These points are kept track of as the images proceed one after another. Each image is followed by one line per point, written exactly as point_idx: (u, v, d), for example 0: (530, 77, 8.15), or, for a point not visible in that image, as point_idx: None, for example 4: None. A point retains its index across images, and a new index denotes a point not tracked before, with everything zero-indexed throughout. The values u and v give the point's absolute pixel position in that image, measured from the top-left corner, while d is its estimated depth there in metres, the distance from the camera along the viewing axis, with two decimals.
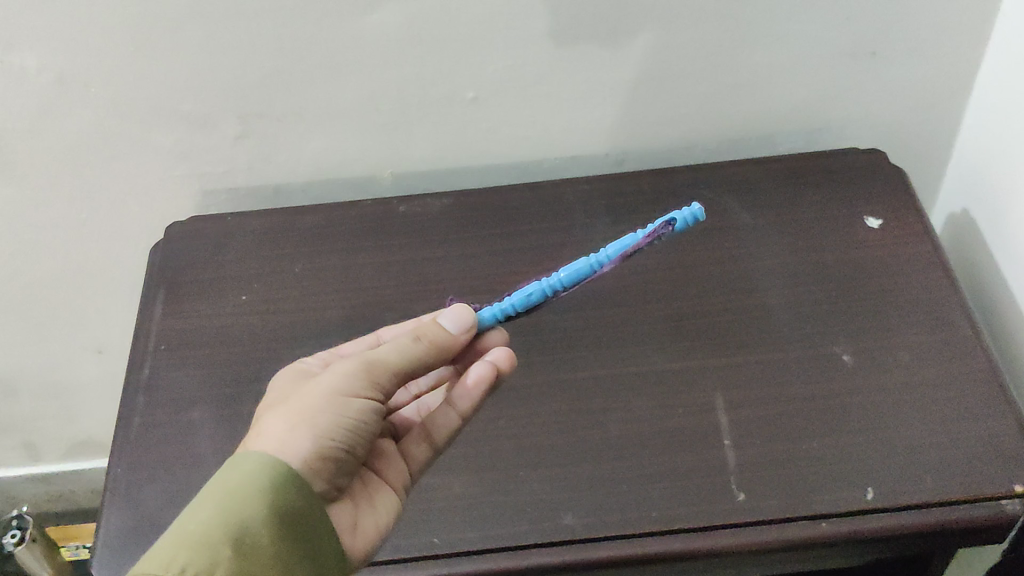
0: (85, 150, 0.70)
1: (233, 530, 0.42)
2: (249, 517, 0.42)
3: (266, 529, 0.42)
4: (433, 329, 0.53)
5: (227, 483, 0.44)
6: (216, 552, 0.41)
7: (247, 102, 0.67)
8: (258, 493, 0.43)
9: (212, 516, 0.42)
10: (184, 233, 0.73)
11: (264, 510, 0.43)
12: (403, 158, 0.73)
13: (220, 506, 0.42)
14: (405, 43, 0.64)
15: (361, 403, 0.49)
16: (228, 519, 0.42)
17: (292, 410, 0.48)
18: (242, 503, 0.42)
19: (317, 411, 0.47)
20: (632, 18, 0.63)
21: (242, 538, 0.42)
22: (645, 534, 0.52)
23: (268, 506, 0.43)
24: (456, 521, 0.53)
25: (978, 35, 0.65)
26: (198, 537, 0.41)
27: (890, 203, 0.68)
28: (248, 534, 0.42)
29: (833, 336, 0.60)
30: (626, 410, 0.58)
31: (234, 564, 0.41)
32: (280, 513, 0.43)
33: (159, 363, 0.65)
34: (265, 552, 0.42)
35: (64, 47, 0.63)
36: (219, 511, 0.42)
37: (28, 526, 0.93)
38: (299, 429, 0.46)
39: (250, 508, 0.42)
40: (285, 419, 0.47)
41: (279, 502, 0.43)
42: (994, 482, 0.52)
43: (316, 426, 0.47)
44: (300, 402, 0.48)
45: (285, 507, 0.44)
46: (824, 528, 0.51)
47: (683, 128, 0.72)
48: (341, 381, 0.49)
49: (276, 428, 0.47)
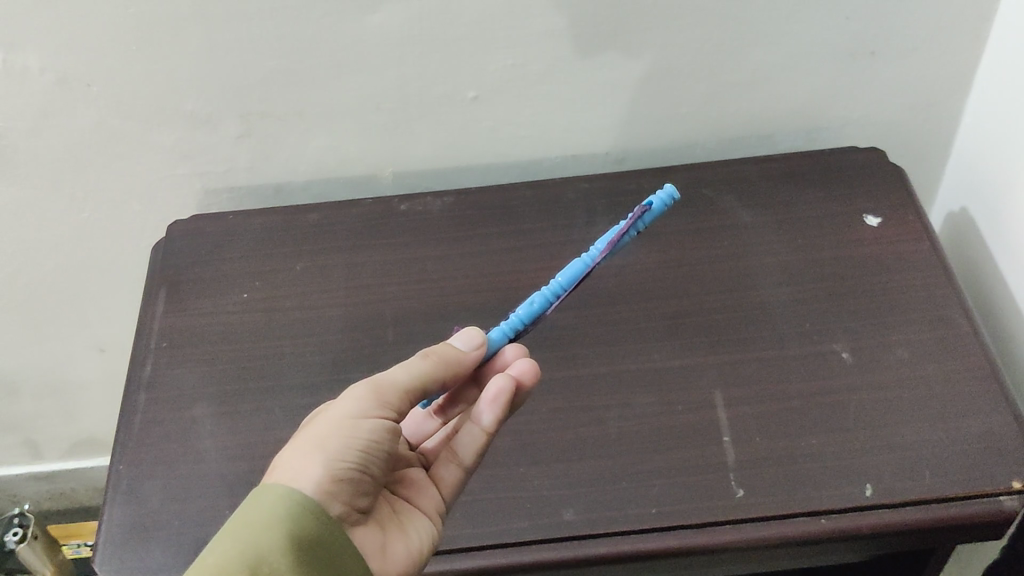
0: (86, 149, 0.70)
1: (250, 559, 0.41)
2: (265, 547, 0.41)
3: (283, 554, 0.41)
4: (445, 348, 0.50)
5: (246, 516, 0.43)
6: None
7: (249, 102, 0.68)
8: (277, 523, 0.42)
9: (229, 548, 0.41)
10: (184, 232, 0.73)
11: (281, 541, 0.41)
12: (404, 157, 0.73)
13: (238, 537, 0.42)
14: (408, 44, 0.64)
15: (373, 424, 0.47)
16: (244, 550, 0.41)
17: (305, 441, 0.46)
18: (259, 534, 0.42)
19: (328, 437, 0.45)
20: (634, 19, 0.64)
21: (260, 567, 0.41)
22: (647, 530, 0.52)
23: (285, 536, 0.42)
24: (459, 518, 0.54)
25: (972, 35, 0.66)
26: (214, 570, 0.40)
27: (889, 202, 0.69)
28: (265, 564, 0.41)
29: (833, 333, 0.61)
30: (630, 405, 0.58)
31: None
32: (299, 544, 0.42)
33: (161, 362, 0.65)
34: None
35: (65, 48, 0.63)
36: (237, 543, 0.41)
37: (30, 524, 0.94)
38: (311, 458, 0.45)
39: (267, 538, 0.41)
40: (299, 449, 0.45)
41: (298, 530, 0.42)
42: (993, 478, 0.52)
43: (327, 452, 0.45)
44: (313, 431, 0.46)
45: (304, 536, 0.42)
46: (822, 524, 0.51)
47: (681, 127, 0.73)
48: (351, 406, 0.47)
49: (290, 461, 0.45)
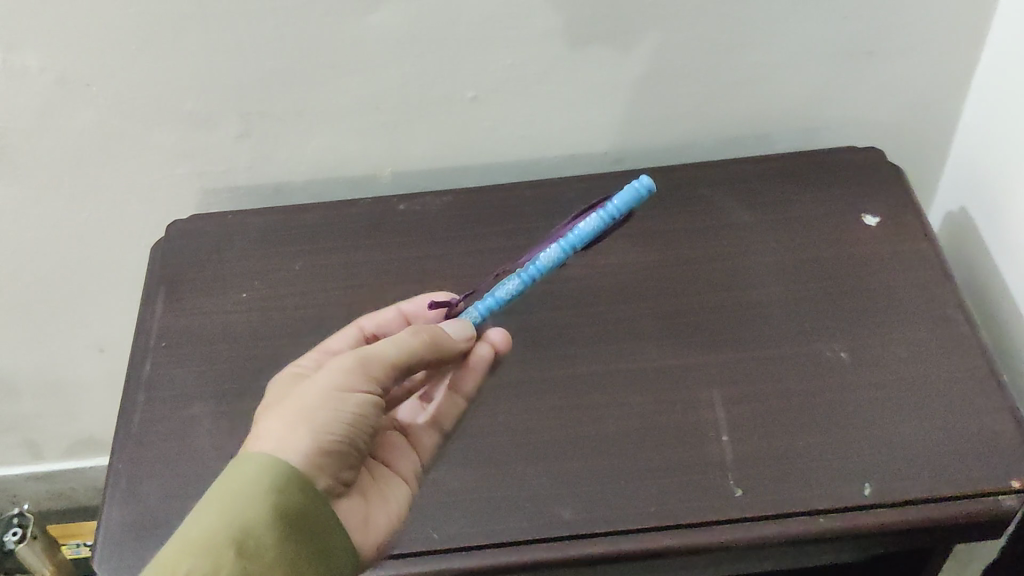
0: (85, 149, 0.70)
1: (236, 531, 0.44)
2: (250, 521, 0.44)
3: (267, 527, 0.44)
4: (431, 329, 0.54)
5: (229, 484, 0.46)
6: (218, 556, 0.43)
7: (249, 101, 0.68)
8: (264, 496, 0.45)
9: (213, 518, 0.44)
10: (184, 231, 0.73)
11: (264, 513, 0.44)
12: (404, 156, 0.73)
13: (221, 508, 0.44)
14: (407, 43, 0.64)
15: (359, 398, 0.50)
16: (229, 522, 0.44)
17: (291, 410, 0.49)
18: (243, 504, 0.44)
19: (315, 409, 0.49)
20: (633, 18, 0.64)
21: (245, 539, 0.44)
22: (646, 530, 0.52)
23: (268, 507, 0.45)
24: (457, 516, 0.54)
25: (972, 35, 0.66)
26: (200, 540, 0.43)
27: (887, 201, 0.69)
28: (249, 535, 0.44)
29: (832, 333, 0.61)
30: (629, 404, 0.58)
31: (236, 565, 0.43)
32: (282, 513, 0.45)
33: (160, 360, 0.65)
34: (267, 549, 0.44)
35: (65, 48, 0.63)
36: (221, 515, 0.44)
37: (30, 524, 0.94)
38: (298, 429, 0.48)
39: (251, 509, 0.44)
40: (285, 419, 0.48)
41: (282, 502, 0.45)
42: (991, 477, 0.52)
43: (314, 424, 0.48)
44: (300, 401, 0.49)
45: (286, 506, 0.45)
46: (821, 523, 0.52)
47: (680, 127, 0.73)
48: (339, 379, 0.50)
49: (276, 430, 0.48)
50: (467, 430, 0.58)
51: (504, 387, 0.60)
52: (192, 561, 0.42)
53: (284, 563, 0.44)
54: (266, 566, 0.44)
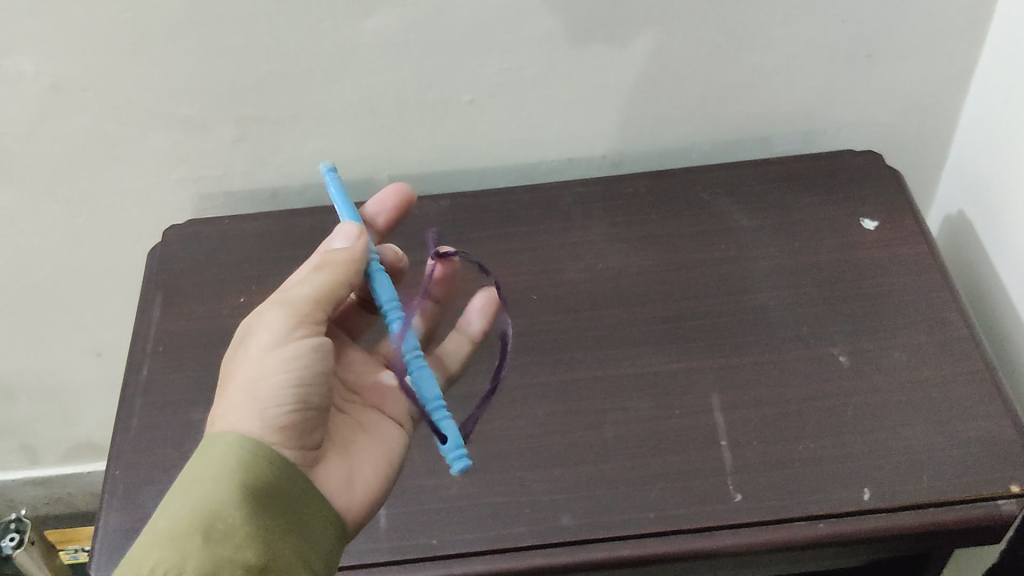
0: (82, 154, 0.70)
1: (203, 518, 0.44)
2: (216, 505, 0.44)
3: (235, 507, 0.45)
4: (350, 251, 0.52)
5: (195, 471, 0.46)
6: (186, 545, 0.43)
7: (245, 105, 0.67)
8: (227, 477, 0.45)
9: (180, 508, 0.44)
10: (182, 236, 0.73)
11: (230, 494, 0.45)
12: (402, 160, 0.73)
13: (187, 497, 0.45)
14: (404, 47, 0.64)
15: (297, 351, 0.49)
16: (195, 509, 0.44)
17: (238, 388, 0.49)
18: (209, 489, 0.45)
19: (257, 379, 0.48)
20: (630, 22, 0.64)
21: (213, 524, 0.44)
22: (644, 535, 0.52)
23: (236, 486, 0.45)
24: (456, 522, 0.54)
25: (971, 37, 0.66)
26: (167, 532, 0.43)
27: (887, 205, 0.69)
28: (217, 518, 0.44)
29: (832, 337, 0.61)
30: (628, 409, 0.58)
31: (206, 550, 0.43)
32: (251, 492, 0.46)
33: (157, 365, 0.65)
34: (237, 530, 0.44)
35: (61, 53, 0.62)
36: (186, 504, 0.44)
37: (28, 529, 0.94)
38: (248, 406, 0.48)
39: (217, 492, 0.45)
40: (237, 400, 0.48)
41: (248, 479, 0.46)
42: (991, 482, 0.52)
43: (263, 402, 0.48)
44: (244, 376, 0.49)
45: (256, 483, 0.46)
46: (820, 528, 0.51)
47: (679, 131, 0.73)
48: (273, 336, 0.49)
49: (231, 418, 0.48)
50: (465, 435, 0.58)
51: (503, 392, 0.60)
52: (160, 554, 0.42)
53: (257, 545, 0.44)
54: (238, 547, 0.44)
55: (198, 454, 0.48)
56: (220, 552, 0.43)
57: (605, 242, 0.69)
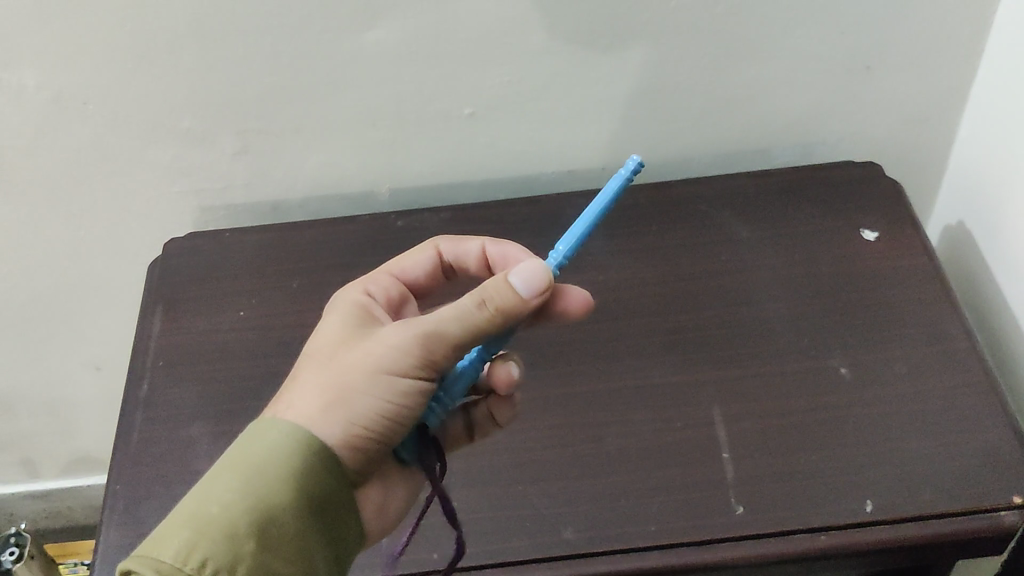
0: (83, 168, 0.70)
1: (260, 519, 0.45)
2: (275, 509, 0.45)
3: (292, 516, 0.46)
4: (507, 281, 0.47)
5: (252, 454, 0.47)
6: (238, 546, 0.44)
7: (246, 118, 0.67)
8: (292, 482, 0.46)
9: (235, 499, 0.45)
10: (182, 250, 0.73)
11: (289, 501, 0.46)
12: (403, 173, 0.73)
13: (243, 488, 0.45)
14: (404, 60, 0.64)
15: (409, 375, 0.48)
16: (252, 506, 0.45)
17: (323, 379, 0.48)
18: (268, 487, 0.45)
19: (356, 393, 0.48)
20: (629, 35, 0.64)
21: (269, 529, 0.45)
22: (645, 548, 0.52)
23: (294, 493, 0.46)
24: (458, 536, 0.54)
25: (970, 48, 0.66)
26: (224, 523, 0.44)
27: (886, 216, 0.69)
28: (272, 523, 0.45)
29: (833, 350, 0.61)
30: (629, 423, 0.58)
31: (257, 557, 0.44)
32: (306, 501, 0.47)
33: (158, 379, 0.65)
34: (287, 540, 0.46)
35: (62, 68, 0.63)
36: (244, 497, 0.45)
37: (27, 543, 0.93)
38: (335, 421, 0.48)
39: (278, 495, 0.46)
40: (326, 390, 0.48)
41: (307, 487, 0.47)
42: (993, 493, 0.52)
43: (350, 413, 0.48)
44: (336, 369, 0.49)
45: (310, 493, 0.47)
46: (822, 540, 0.51)
47: (679, 144, 0.73)
48: (382, 358, 0.48)
49: (305, 400, 0.48)
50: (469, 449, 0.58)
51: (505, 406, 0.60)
52: (214, 547, 0.43)
53: (299, 557, 0.46)
54: (283, 557, 0.45)
55: (258, 428, 0.48)
56: (266, 559, 0.45)
57: (605, 254, 0.69)
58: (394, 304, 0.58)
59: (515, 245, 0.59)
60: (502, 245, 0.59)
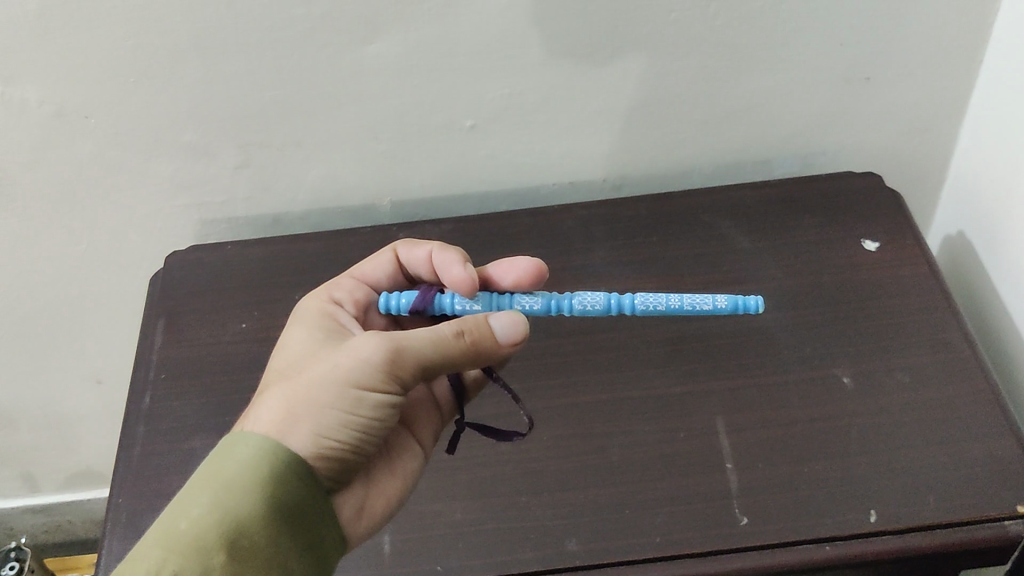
0: (84, 182, 0.70)
1: (230, 531, 0.44)
2: (245, 520, 0.45)
3: (262, 525, 0.45)
4: (479, 317, 0.50)
5: (221, 470, 0.47)
6: (209, 557, 0.43)
7: (247, 131, 0.68)
8: (260, 491, 0.46)
9: (205, 515, 0.45)
10: (184, 263, 0.73)
11: (258, 511, 0.45)
12: (403, 186, 0.74)
13: (212, 502, 0.45)
14: (404, 72, 0.64)
15: (378, 387, 0.49)
16: (221, 520, 0.45)
17: (291, 390, 0.49)
18: (237, 498, 0.45)
19: (324, 404, 0.48)
20: (629, 47, 0.64)
21: (239, 539, 0.45)
22: (647, 560, 0.52)
23: (262, 502, 0.46)
24: (461, 550, 0.53)
25: (969, 60, 0.67)
26: (194, 536, 0.44)
27: (886, 227, 0.70)
28: (243, 533, 0.45)
29: (834, 359, 0.61)
30: (631, 433, 0.58)
31: (230, 568, 0.44)
32: (277, 509, 0.46)
33: (159, 393, 0.64)
34: (261, 550, 0.45)
35: (63, 83, 0.63)
36: (212, 511, 0.45)
37: (27, 558, 0.93)
38: (305, 433, 0.48)
39: (246, 506, 0.45)
40: (294, 401, 0.48)
41: (276, 495, 0.46)
42: (998, 503, 0.52)
43: (319, 424, 0.48)
44: (303, 381, 0.49)
45: (284, 501, 0.47)
46: (826, 551, 0.51)
47: (679, 155, 0.73)
48: (348, 371, 0.49)
49: (274, 411, 0.49)
50: (470, 461, 0.58)
51: (506, 417, 0.60)
52: (184, 561, 0.43)
53: (274, 567, 0.45)
54: (257, 567, 0.45)
55: (227, 445, 0.48)
56: (240, 570, 0.44)
57: (605, 264, 0.69)
58: (362, 306, 0.58)
59: (453, 252, 0.56)
60: (442, 253, 0.56)
